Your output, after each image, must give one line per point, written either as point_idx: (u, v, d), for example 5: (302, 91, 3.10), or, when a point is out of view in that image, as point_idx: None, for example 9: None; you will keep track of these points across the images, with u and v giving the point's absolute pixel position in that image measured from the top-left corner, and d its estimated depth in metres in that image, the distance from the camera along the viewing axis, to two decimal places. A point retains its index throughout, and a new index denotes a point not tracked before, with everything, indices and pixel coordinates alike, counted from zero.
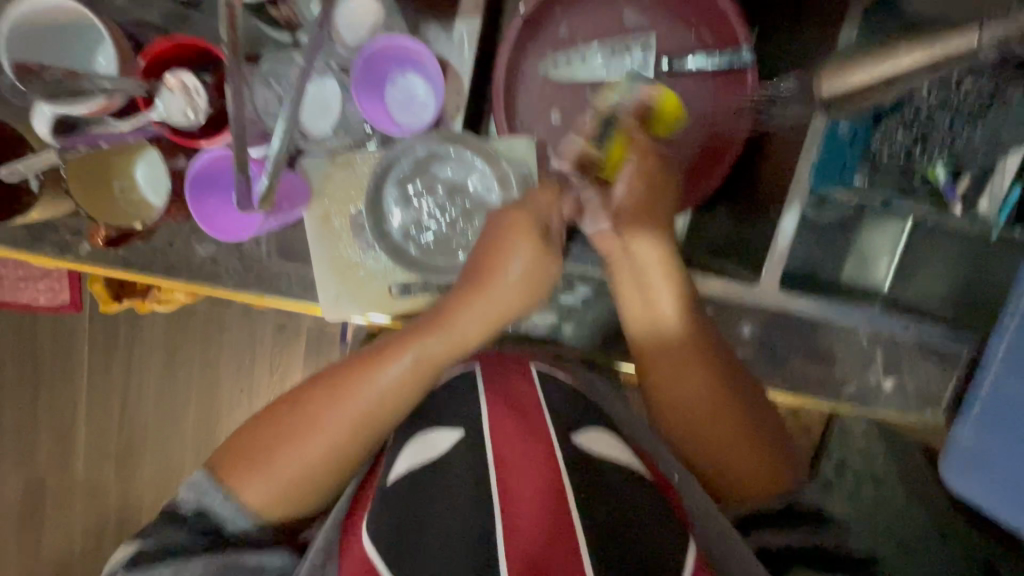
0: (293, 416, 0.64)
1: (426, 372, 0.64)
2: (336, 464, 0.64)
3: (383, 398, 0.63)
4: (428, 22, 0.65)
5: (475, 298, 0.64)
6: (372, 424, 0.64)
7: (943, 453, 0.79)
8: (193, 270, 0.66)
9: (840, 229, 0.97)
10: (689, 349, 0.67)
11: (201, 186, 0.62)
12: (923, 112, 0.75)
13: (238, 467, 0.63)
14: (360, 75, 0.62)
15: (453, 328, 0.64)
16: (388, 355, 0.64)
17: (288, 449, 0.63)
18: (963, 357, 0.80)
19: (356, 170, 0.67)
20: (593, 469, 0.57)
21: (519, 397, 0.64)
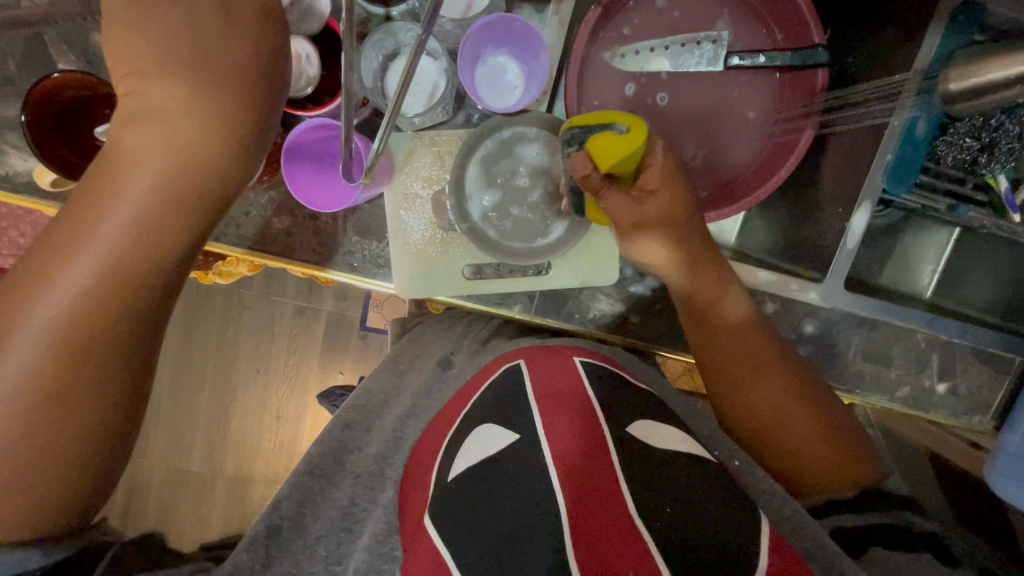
0: (33, 278, 0.50)
1: (154, 253, 0.52)
2: (70, 382, 0.49)
3: (104, 271, 0.50)
4: (521, 4, 0.66)
5: (161, 136, 0.51)
6: (100, 314, 0.50)
7: (991, 458, 0.80)
8: (267, 241, 0.65)
9: (886, 233, 0.98)
10: (754, 339, 0.68)
11: (289, 160, 0.61)
12: (993, 118, 0.76)
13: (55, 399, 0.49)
14: (466, 51, 0.61)
15: (152, 178, 0.51)
16: (98, 216, 0.51)
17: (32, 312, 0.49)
18: (1015, 364, 0.81)
19: (440, 150, 0.66)
20: (653, 463, 0.56)
21: (564, 398, 0.62)
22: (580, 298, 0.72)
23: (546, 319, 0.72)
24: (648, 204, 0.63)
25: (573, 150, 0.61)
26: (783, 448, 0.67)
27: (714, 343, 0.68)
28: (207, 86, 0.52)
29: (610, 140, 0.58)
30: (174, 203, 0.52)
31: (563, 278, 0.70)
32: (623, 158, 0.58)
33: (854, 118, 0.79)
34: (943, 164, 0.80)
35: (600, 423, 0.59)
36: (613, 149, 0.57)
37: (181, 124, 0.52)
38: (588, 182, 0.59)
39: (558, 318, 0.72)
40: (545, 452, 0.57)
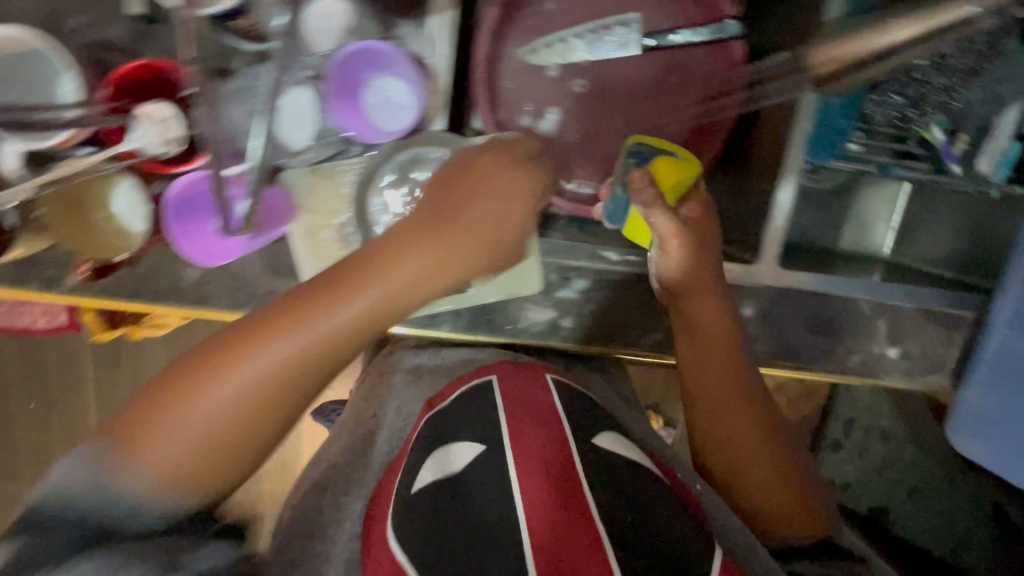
0: (208, 364, 0.52)
1: (284, 386, 0.53)
2: (183, 460, 0.51)
3: (260, 386, 0.52)
4: (401, 20, 0.62)
5: (440, 245, 0.56)
6: (248, 427, 0.53)
7: (950, 416, 0.80)
8: (182, 293, 0.65)
9: (836, 195, 0.95)
10: (721, 347, 0.68)
11: (180, 211, 0.61)
12: (918, 72, 0.75)
13: (198, 480, 0.52)
14: (335, 85, 0.60)
15: (360, 312, 0.54)
16: (334, 306, 0.54)
17: (200, 406, 0.51)
18: (966, 321, 0.79)
19: (337, 181, 0.64)
20: (614, 474, 0.57)
21: (530, 404, 0.63)
22: (508, 310, 0.71)
23: (478, 334, 0.72)
24: (691, 225, 0.68)
25: (635, 163, 0.70)
26: (729, 460, 0.68)
27: (688, 352, 0.69)
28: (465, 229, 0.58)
29: (669, 164, 0.68)
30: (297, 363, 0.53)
31: (485, 293, 0.70)
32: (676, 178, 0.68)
33: (771, 93, 0.76)
34: (875, 123, 0.78)
35: (566, 434, 0.60)
36: (675, 169, 0.68)
37: (409, 254, 0.56)
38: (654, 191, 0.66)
39: (489, 331, 0.72)
40: (504, 454, 0.58)
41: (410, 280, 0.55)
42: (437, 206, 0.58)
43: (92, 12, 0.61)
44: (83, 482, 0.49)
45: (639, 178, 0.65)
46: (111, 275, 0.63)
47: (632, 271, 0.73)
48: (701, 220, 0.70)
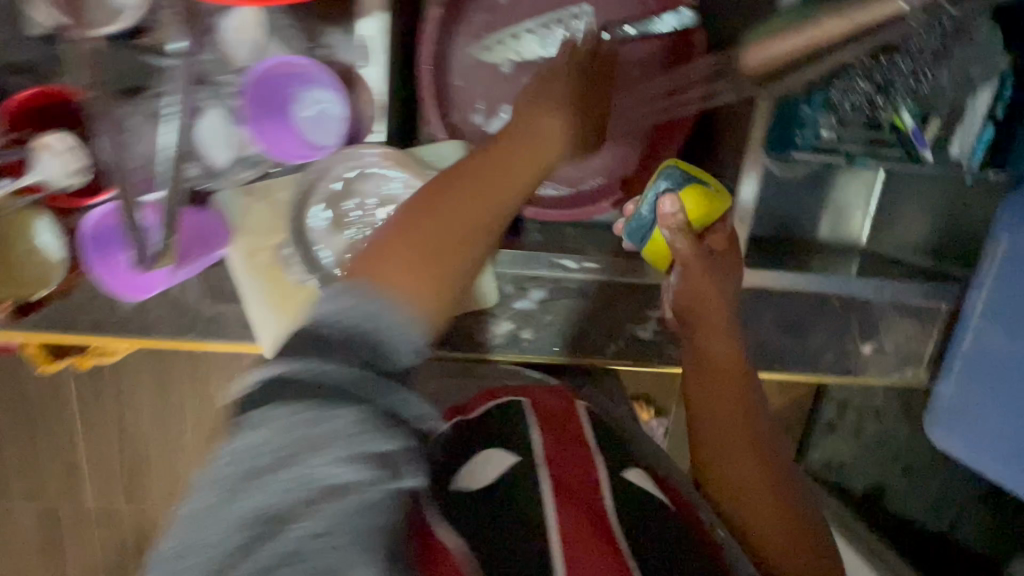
0: (440, 192, 0.49)
1: (489, 223, 0.48)
2: (416, 259, 0.45)
3: (474, 203, 0.48)
4: (326, 28, 0.60)
5: (554, 110, 0.56)
6: (454, 259, 0.46)
7: (928, 411, 0.78)
8: (123, 323, 0.63)
9: (811, 185, 0.92)
10: (734, 383, 0.63)
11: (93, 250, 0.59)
12: (885, 57, 0.71)
13: (396, 272, 0.43)
14: (255, 108, 0.59)
15: (520, 152, 0.53)
16: (502, 155, 0.53)
17: (436, 226, 0.46)
18: (942, 313, 0.76)
19: (275, 200, 0.61)
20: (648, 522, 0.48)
21: (559, 424, 0.57)
22: (465, 324, 0.70)
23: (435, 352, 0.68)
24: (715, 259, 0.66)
25: (667, 186, 0.66)
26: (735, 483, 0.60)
27: (699, 381, 0.64)
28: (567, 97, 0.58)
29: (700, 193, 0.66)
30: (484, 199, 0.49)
31: None
32: (706, 210, 0.66)
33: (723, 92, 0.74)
34: (843, 110, 0.74)
35: (599, 469, 0.52)
36: (708, 203, 0.66)
37: (546, 113, 0.56)
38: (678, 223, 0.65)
39: (448, 343, 0.71)
40: (539, 462, 0.50)
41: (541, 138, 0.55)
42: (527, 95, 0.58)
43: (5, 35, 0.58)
44: (350, 317, 0.40)
45: (666, 201, 0.64)
46: (39, 311, 0.61)
47: (590, 277, 0.69)
48: (731, 252, 0.67)
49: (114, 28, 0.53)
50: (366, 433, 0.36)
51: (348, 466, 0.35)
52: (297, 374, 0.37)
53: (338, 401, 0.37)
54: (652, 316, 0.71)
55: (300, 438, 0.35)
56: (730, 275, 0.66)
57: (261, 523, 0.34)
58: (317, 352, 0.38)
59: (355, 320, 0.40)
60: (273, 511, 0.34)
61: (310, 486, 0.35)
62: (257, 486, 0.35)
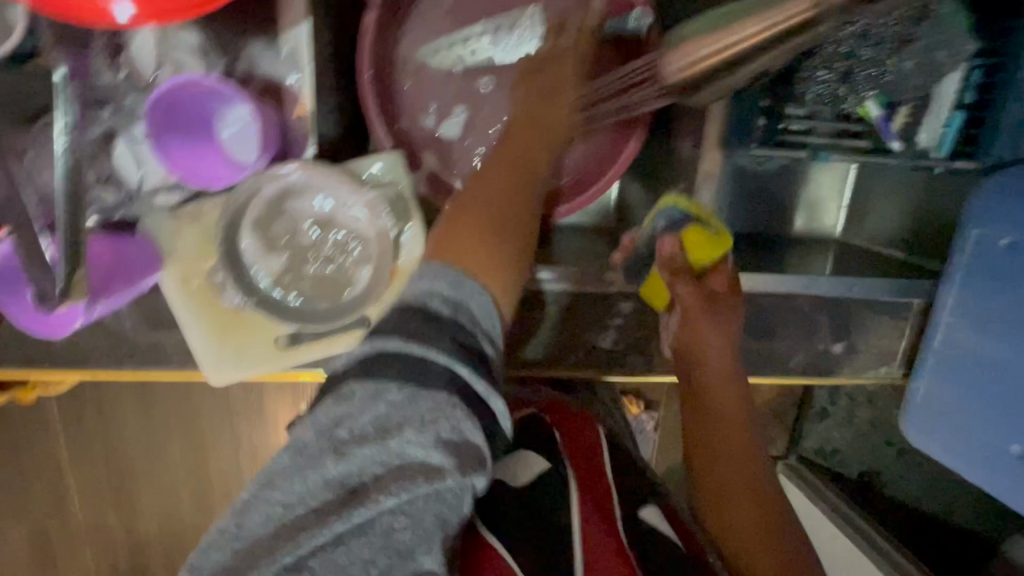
0: (483, 188, 0.52)
1: (522, 202, 0.53)
2: (471, 238, 0.48)
3: (514, 184, 0.53)
4: (248, 40, 0.57)
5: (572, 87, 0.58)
6: (505, 238, 0.50)
7: (902, 408, 0.75)
8: (57, 357, 0.60)
9: (781, 178, 0.89)
10: (739, 403, 0.64)
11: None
12: (847, 44, 0.67)
13: (459, 251, 0.47)
14: (178, 139, 0.56)
15: (550, 128, 0.57)
16: (529, 133, 0.56)
17: (483, 215, 0.50)
18: (913, 308, 0.74)
19: (205, 222, 0.58)
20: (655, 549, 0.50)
21: (582, 445, 0.58)
22: None
23: None
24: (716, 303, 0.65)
25: (666, 224, 0.70)
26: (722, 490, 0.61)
27: (704, 396, 0.64)
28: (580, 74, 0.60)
29: (701, 237, 0.67)
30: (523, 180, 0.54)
31: None
32: (705, 253, 0.67)
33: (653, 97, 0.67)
34: (806, 101, 0.71)
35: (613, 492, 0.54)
36: (706, 246, 0.67)
37: (562, 91, 0.58)
38: (671, 262, 0.67)
39: None
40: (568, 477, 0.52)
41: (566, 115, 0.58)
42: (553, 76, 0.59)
43: None
44: (420, 291, 0.43)
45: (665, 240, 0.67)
46: None
47: (547, 289, 0.66)
48: (730, 299, 0.66)
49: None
50: (454, 409, 0.38)
51: (435, 450, 0.37)
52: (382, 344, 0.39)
53: (429, 377, 0.38)
54: (611, 325, 0.70)
55: (401, 416, 0.38)
56: (727, 322, 0.65)
57: (343, 493, 0.37)
58: (420, 325, 0.40)
59: (448, 307, 0.41)
60: (354, 482, 0.37)
61: (400, 461, 0.37)
62: (362, 449, 0.37)
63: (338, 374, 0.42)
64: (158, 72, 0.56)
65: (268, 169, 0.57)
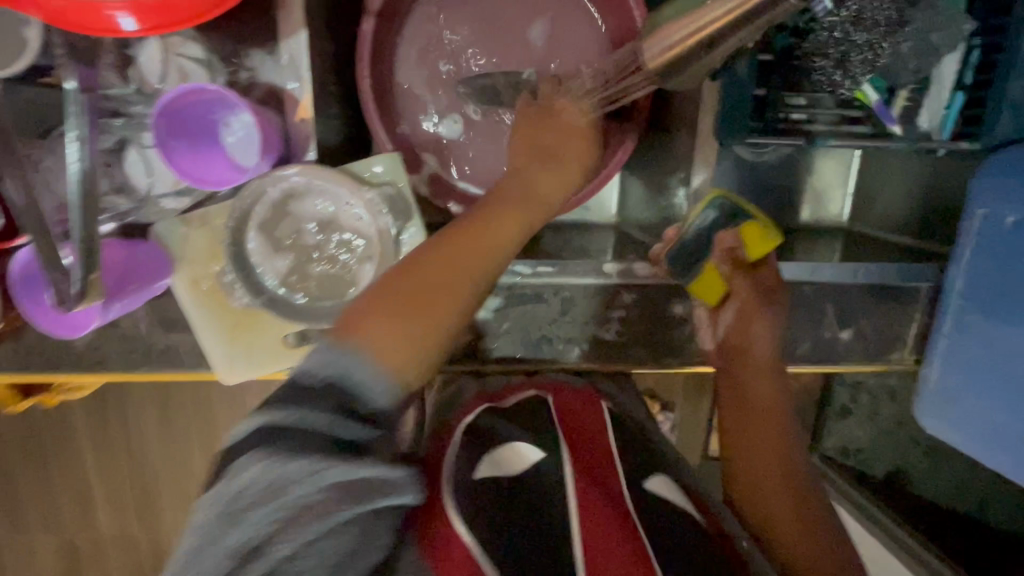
0: (416, 271, 0.51)
1: (455, 299, 0.51)
2: (384, 326, 0.48)
3: (443, 289, 0.51)
4: (250, 49, 0.58)
5: (555, 173, 0.59)
6: (425, 330, 0.49)
7: (916, 397, 0.74)
8: (78, 359, 0.62)
9: (785, 167, 0.89)
10: (768, 385, 0.66)
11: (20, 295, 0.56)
12: (839, 30, 0.68)
13: (362, 328, 0.47)
14: (178, 141, 0.57)
15: (510, 219, 0.56)
16: (483, 228, 0.54)
17: (410, 302, 0.49)
18: (923, 292, 0.72)
19: (212, 227, 0.60)
20: (659, 519, 0.48)
21: (581, 428, 0.57)
22: None
23: None
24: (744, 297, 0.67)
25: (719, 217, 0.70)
26: (756, 477, 0.61)
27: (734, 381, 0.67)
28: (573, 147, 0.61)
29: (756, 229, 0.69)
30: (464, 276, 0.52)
31: None
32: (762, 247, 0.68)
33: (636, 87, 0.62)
34: (802, 90, 0.71)
35: (618, 469, 0.53)
36: (766, 241, 0.68)
37: (546, 175, 0.59)
38: (732, 254, 0.69)
39: None
40: (564, 463, 0.51)
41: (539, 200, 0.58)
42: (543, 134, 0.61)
43: None
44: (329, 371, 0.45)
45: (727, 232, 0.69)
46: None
47: (548, 282, 0.67)
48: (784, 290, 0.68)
49: (13, 69, 0.50)
50: (328, 465, 0.40)
51: (317, 494, 0.40)
52: (267, 420, 0.42)
53: (298, 446, 0.41)
54: (612, 317, 0.69)
55: (280, 480, 0.40)
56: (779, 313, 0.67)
57: (238, 558, 0.39)
58: (299, 397, 0.43)
59: (331, 375, 0.44)
60: (248, 544, 0.40)
61: (291, 518, 0.40)
62: (251, 515, 0.40)
63: (230, 449, 0.43)
64: (165, 83, 0.58)
65: (267, 172, 0.58)
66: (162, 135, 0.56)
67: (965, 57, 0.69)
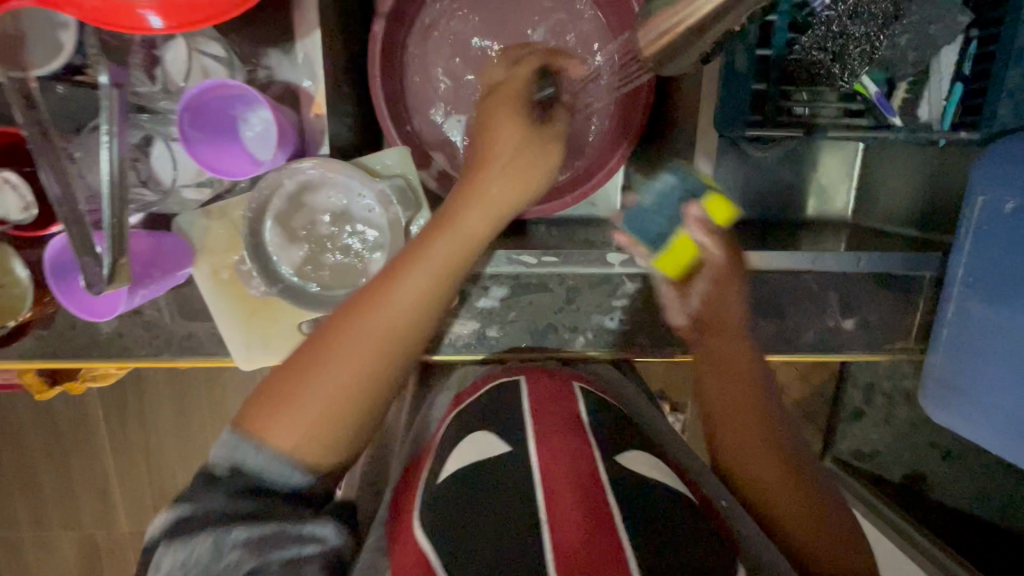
0: (320, 345, 0.50)
1: (363, 379, 0.49)
2: (285, 411, 0.48)
3: (350, 366, 0.49)
4: (267, 49, 0.61)
5: (479, 210, 0.54)
6: (337, 413, 0.48)
7: (922, 385, 0.75)
8: (104, 347, 0.65)
9: (789, 162, 0.90)
10: (743, 356, 0.61)
11: (54, 280, 0.60)
12: (835, 24, 0.70)
13: (267, 413, 0.48)
14: (200, 134, 0.59)
15: (424, 275, 0.52)
16: (392, 286, 0.51)
17: (312, 384, 0.48)
18: (925, 281, 0.73)
19: (232, 218, 0.64)
20: (636, 489, 0.49)
21: (556, 406, 0.58)
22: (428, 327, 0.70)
23: None
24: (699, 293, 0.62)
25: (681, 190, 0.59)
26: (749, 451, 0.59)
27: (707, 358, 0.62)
28: (512, 164, 0.56)
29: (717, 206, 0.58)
30: (371, 350, 0.50)
31: None
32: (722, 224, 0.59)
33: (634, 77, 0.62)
34: (801, 84, 0.73)
35: (591, 442, 0.54)
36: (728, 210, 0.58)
37: (465, 219, 0.54)
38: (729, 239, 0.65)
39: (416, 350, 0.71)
40: (528, 449, 0.52)
41: (455, 257, 0.53)
42: (475, 156, 0.57)
43: None
44: (233, 458, 0.47)
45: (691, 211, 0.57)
46: (28, 334, 0.64)
47: (553, 271, 0.69)
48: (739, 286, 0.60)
49: (54, 66, 0.54)
50: (230, 532, 0.45)
51: (228, 555, 0.44)
52: (175, 512, 0.46)
53: (199, 525, 0.45)
54: (616, 306, 0.71)
55: (187, 558, 0.44)
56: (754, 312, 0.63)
57: None
58: (205, 489, 0.48)
59: (225, 460, 0.48)
60: None
61: None
62: None
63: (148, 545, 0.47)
64: (188, 81, 0.61)
65: (285, 165, 0.61)
66: (187, 131, 0.58)
67: (963, 48, 0.71)
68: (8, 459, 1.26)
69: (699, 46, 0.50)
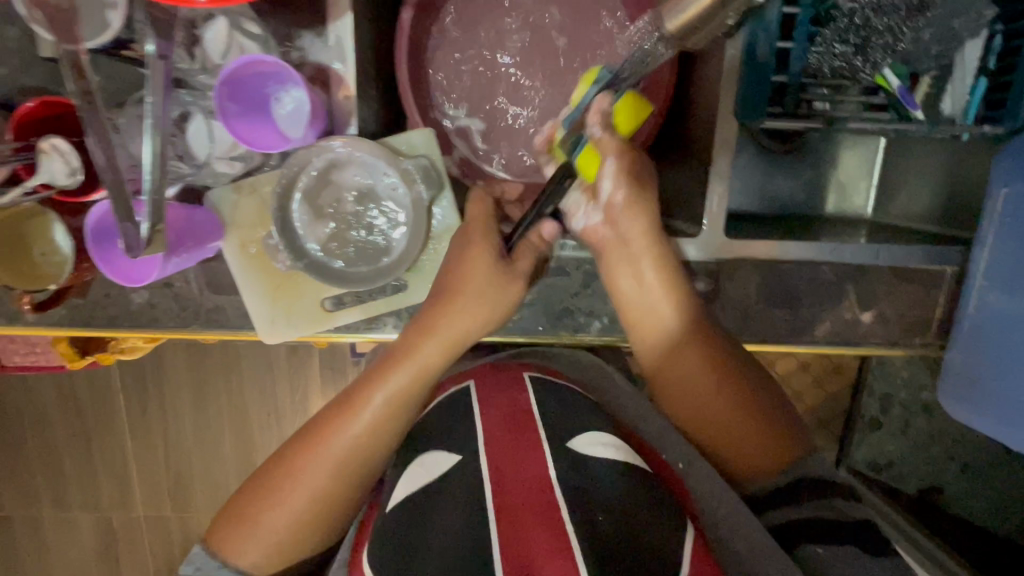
0: (282, 472, 0.62)
1: (320, 503, 0.62)
2: (254, 530, 0.61)
3: (311, 494, 0.61)
4: (301, 31, 0.64)
5: (427, 352, 0.63)
6: (300, 527, 0.62)
7: (940, 379, 0.74)
8: (134, 317, 0.66)
9: (808, 158, 0.90)
10: (694, 341, 0.66)
11: (97, 245, 0.62)
12: (859, 16, 0.71)
13: (232, 535, 0.62)
14: (231, 107, 0.61)
15: (374, 413, 0.62)
16: (344, 423, 0.62)
17: (269, 507, 0.61)
18: (946, 275, 0.72)
19: (260, 194, 0.66)
20: (589, 471, 0.51)
21: (501, 402, 0.61)
22: None
23: None
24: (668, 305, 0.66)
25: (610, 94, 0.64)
26: (719, 421, 0.66)
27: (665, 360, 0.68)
28: (459, 313, 0.63)
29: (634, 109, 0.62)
30: (331, 483, 0.62)
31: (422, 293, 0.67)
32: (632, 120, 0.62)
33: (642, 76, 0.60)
34: (823, 75, 0.73)
35: (540, 434, 0.55)
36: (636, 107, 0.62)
37: (408, 360, 0.63)
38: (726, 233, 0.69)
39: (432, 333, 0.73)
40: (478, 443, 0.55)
41: (400, 399, 0.62)
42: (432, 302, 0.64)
43: (16, 61, 0.65)
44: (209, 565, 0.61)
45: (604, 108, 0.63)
46: (62, 302, 0.65)
47: (573, 255, 0.69)
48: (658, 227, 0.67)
49: (101, 38, 0.57)
50: None
51: None
52: None
53: None
54: None
55: None
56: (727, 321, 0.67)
57: None
58: None
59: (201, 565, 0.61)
60: None
61: None
62: None
63: None
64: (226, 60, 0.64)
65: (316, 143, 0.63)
66: (222, 102, 0.61)
67: (987, 44, 0.71)
68: (35, 435, 1.30)
69: (717, 24, 0.52)
